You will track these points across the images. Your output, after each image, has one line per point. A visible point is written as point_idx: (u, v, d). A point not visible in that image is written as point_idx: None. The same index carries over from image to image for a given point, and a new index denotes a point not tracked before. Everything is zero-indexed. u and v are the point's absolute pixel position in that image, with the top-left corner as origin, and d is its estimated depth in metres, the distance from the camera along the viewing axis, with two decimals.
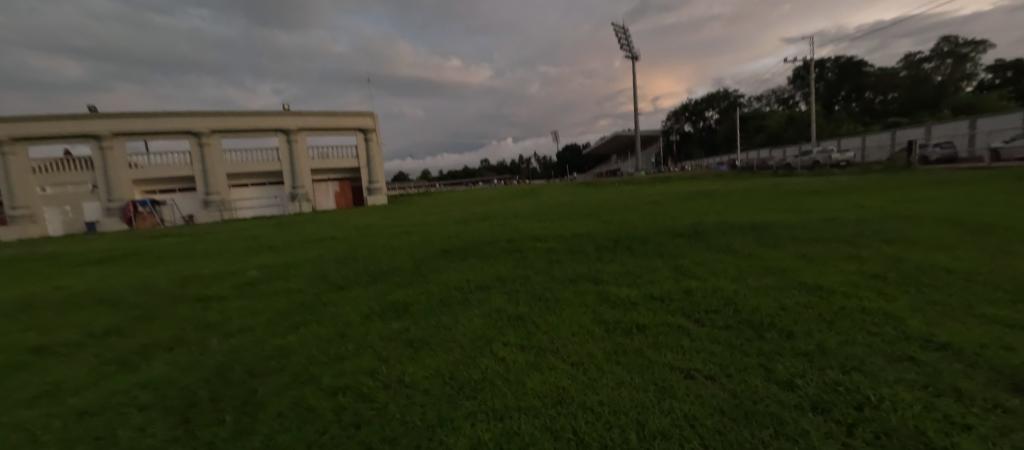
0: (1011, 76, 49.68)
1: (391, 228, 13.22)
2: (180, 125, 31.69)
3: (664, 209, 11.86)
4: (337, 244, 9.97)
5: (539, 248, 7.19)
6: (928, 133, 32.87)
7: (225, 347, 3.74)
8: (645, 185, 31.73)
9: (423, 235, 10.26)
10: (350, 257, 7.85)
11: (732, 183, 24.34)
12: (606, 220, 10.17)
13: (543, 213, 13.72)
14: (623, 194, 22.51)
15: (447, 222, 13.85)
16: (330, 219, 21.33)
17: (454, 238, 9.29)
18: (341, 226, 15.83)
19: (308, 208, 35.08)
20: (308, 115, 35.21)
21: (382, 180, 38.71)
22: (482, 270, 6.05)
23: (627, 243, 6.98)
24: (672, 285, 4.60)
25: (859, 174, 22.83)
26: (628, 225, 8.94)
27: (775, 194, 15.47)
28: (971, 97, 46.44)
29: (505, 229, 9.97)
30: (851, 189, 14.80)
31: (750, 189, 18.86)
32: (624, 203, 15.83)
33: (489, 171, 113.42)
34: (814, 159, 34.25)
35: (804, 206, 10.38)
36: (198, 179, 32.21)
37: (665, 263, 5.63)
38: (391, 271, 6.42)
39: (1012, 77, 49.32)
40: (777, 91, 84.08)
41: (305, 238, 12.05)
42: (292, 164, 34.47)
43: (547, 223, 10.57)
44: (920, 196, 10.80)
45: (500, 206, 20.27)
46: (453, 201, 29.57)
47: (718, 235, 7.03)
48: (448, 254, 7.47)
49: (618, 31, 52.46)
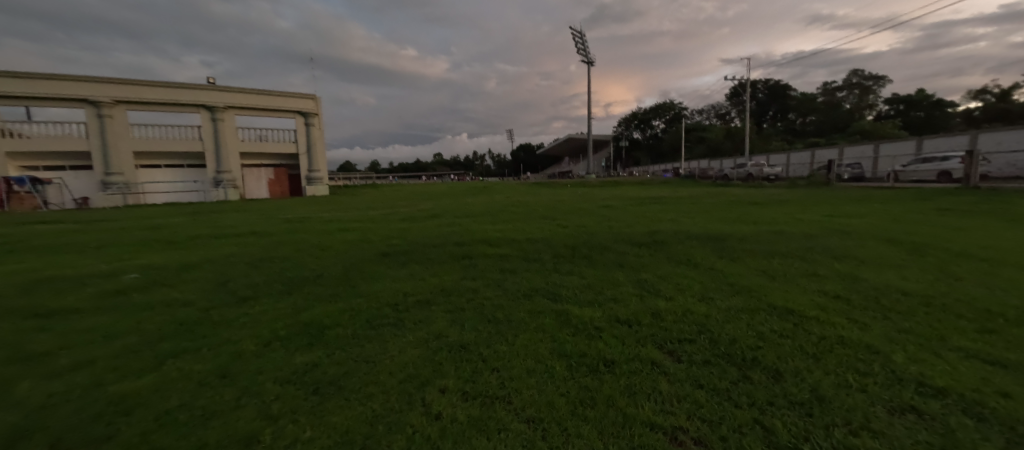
0: (904, 109, 57.22)
1: (326, 223, 11.84)
2: (74, 92, 26.96)
3: (619, 214, 11.71)
4: (256, 240, 8.57)
5: (490, 254, 6.50)
6: (841, 154, 36.64)
7: (39, 396, 2.63)
8: (597, 188, 32.25)
9: (361, 233, 9.14)
10: (266, 258, 6.62)
11: (677, 190, 25.38)
12: (562, 224, 9.70)
13: (497, 212, 13.08)
14: (576, 197, 22.53)
15: (392, 219, 12.74)
16: (258, 210, 19.05)
17: (397, 238, 8.29)
18: (268, 219, 14.06)
19: (235, 195, 31.53)
20: (239, 91, 31.57)
21: (323, 168, 35.85)
22: (425, 280, 5.24)
23: (585, 251, 6.50)
24: (639, 304, 4.12)
25: (787, 187, 24.76)
26: (585, 230, 8.53)
27: (719, 203, 16.04)
28: (873, 125, 52.79)
29: (455, 229, 9.19)
30: (785, 202, 15.78)
31: (695, 197, 19.64)
32: (579, 206, 15.64)
33: (442, 166, 110.83)
34: (748, 172, 36.88)
35: (750, 217, 10.63)
36: (96, 156, 27.64)
37: (626, 276, 5.21)
38: (315, 277, 5.40)
39: (903, 109, 57.00)
40: (716, 107, 90.53)
41: (220, 231, 10.36)
42: (218, 145, 30.72)
43: (500, 225, 9.89)
44: (847, 211, 11.60)
45: (451, 203, 19.34)
46: (400, 195, 27.93)
47: (678, 246, 6.78)
48: (387, 257, 6.53)
49: (575, 35, 53.34)
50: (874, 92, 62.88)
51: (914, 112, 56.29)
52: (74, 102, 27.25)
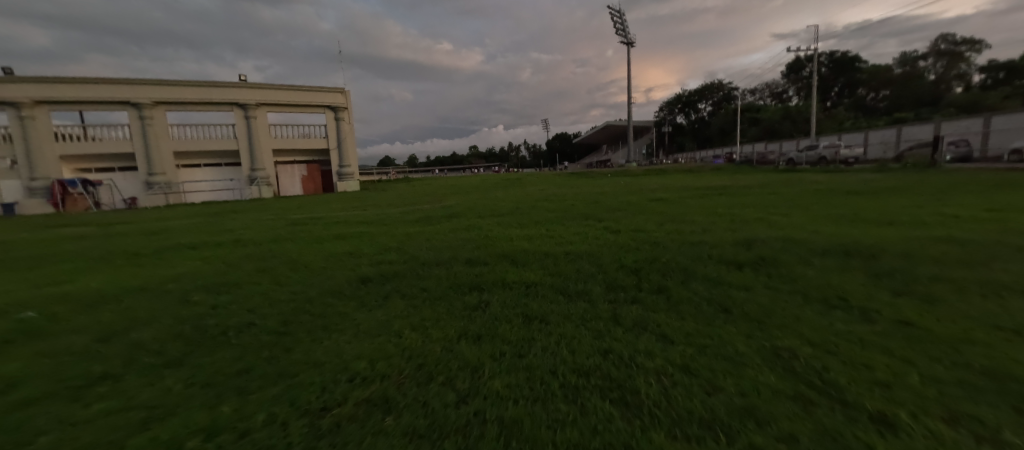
0: (1005, 76, 48.77)
1: (331, 225, 10.30)
2: (118, 95, 27.68)
3: (681, 212, 9.23)
4: (229, 253, 7.00)
5: (513, 282, 4.38)
6: (936, 131, 30.99)
7: None
8: (641, 177, 29.20)
9: (356, 242, 7.32)
10: (209, 286, 4.90)
11: (738, 178, 22.01)
12: (609, 227, 7.44)
13: (526, 210, 11.07)
14: (619, 187, 19.98)
15: (407, 219, 11.06)
16: (277, 209, 18.10)
17: (395, 251, 6.38)
18: (278, 220, 12.87)
19: (269, 193, 31.53)
20: (270, 88, 31.32)
21: (354, 164, 35.29)
22: (400, 338, 3.23)
23: (657, 278, 4.24)
24: (825, 447, 1.82)
25: (877, 172, 20.68)
26: (647, 239, 6.21)
27: (802, 194, 12.97)
28: (971, 95, 45.01)
29: (472, 237, 7.21)
30: (892, 190, 12.48)
31: (764, 186, 16.52)
32: (625, 200, 13.24)
33: (477, 158, 109.62)
34: (821, 154, 31.99)
35: (868, 214, 7.78)
36: (139, 157, 28.29)
37: (748, 340, 2.90)
38: (243, 328, 3.56)
39: (1004, 77, 48.80)
40: (771, 85, 82.53)
41: (206, 238, 9.00)
42: (251, 143, 30.67)
43: (528, 229, 7.76)
44: (1006, 202, 8.45)
45: (479, 198, 17.53)
46: (429, 190, 26.44)
47: (806, 269, 4.31)
48: (366, 286, 4.60)
49: (613, 14, 49.70)
50: (965, 59, 54.16)
51: (1018, 80, 48.06)
52: (118, 105, 27.98)
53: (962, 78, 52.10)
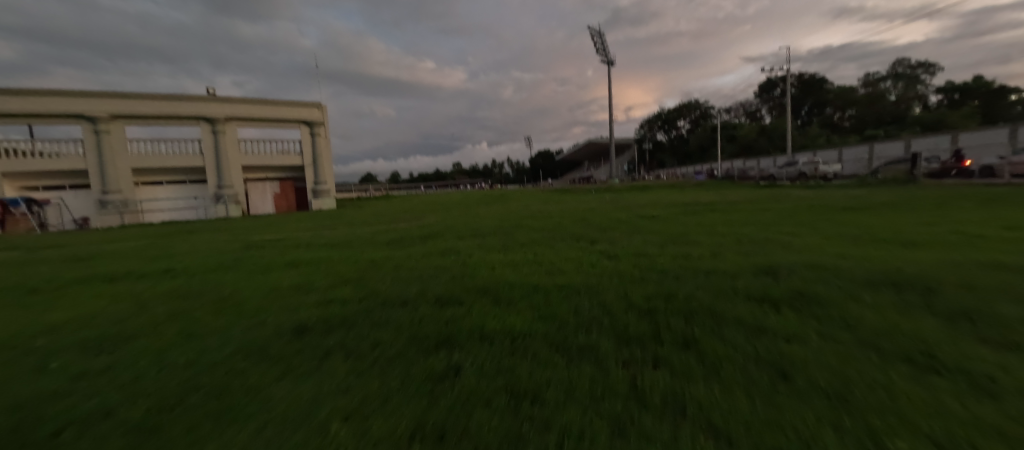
0: (960, 97, 51.54)
1: (290, 249, 9.06)
2: (70, 108, 25.74)
3: (680, 232, 8.45)
4: (148, 288, 5.73)
5: (493, 333, 3.35)
6: (907, 148, 31.87)
7: None
8: (626, 193, 28.73)
9: (309, 272, 6.16)
10: (91, 342, 3.70)
11: (724, 194, 21.71)
12: (605, 250, 6.56)
13: (510, 230, 10.12)
14: (606, 204, 19.34)
15: (378, 241, 9.95)
16: (240, 230, 16.62)
17: (353, 285, 5.26)
18: (235, 242, 11.54)
19: (238, 211, 29.68)
20: (241, 101, 29.85)
21: (331, 181, 33.82)
22: (325, 436, 2.16)
23: (680, 325, 3.29)
24: None
25: (860, 187, 20.70)
26: (653, 266, 5.31)
27: (795, 210, 12.48)
28: (933, 114, 47.19)
29: (448, 266, 6.15)
30: (885, 205, 12.13)
31: (753, 201, 16.12)
32: (615, 217, 12.50)
33: (461, 174, 109.07)
34: (800, 170, 32.38)
35: (883, 233, 7.13)
36: (93, 174, 26.30)
37: (838, 435, 1.97)
38: (94, 422, 2.41)
39: (958, 99, 51.69)
40: (745, 104, 85.44)
41: (136, 266, 7.67)
42: (218, 159, 28.96)
43: (513, 254, 6.76)
44: (1014, 219, 8.01)
45: (460, 216, 16.52)
46: (408, 208, 25.22)
47: (859, 308, 3.45)
48: (301, 339, 3.50)
49: (594, 34, 50.57)
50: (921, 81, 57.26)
51: (971, 101, 50.93)
52: (71, 118, 26.01)
53: (920, 99, 54.95)
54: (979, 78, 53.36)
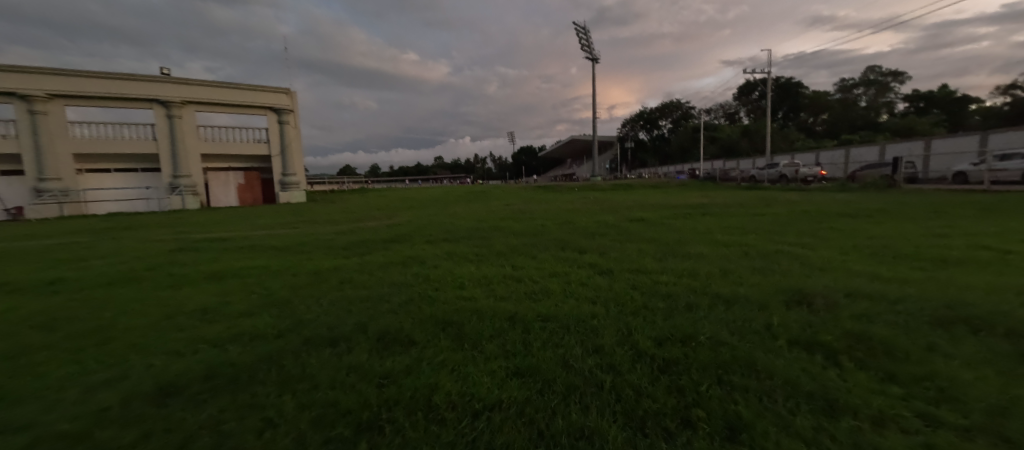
0: (926, 106, 53.21)
1: (229, 254, 7.70)
2: (1, 84, 22.95)
3: (677, 239, 7.57)
4: (9, 310, 4.37)
5: (445, 405, 2.29)
6: (881, 154, 32.38)
7: None
8: (610, 193, 28.01)
9: (232, 289, 4.92)
10: None
11: (709, 195, 21.18)
12: (596, 264, 5.60)
13: (489, 234, 9.09)
14: (590, 204, 18.48)
15: (337, 244, 8.72)
16: (187, 226, 14.89)
17: (278, 310, 4.09)
18: (175, 242, 10.11)
19: (196, 203, 27.47)
20: (200, 84, 27.52)
21: (300, 173, 31.80)
22: None
23: (714, 392, 2.30)
24: None
25: (843, 191, 20.44)
26: (657, 288, 4.37)
27: (789, 215, 11.85)
28: (904, 122, 48.49)
29: (407, 282, 5.03)
30: (880, 212, 11.61)
31: (741, 205, 15.52)
32: (602, 220, 11.65)
33: (443, 169, 107.10)
34: (782, 173, 32.44)
35: (900, 246, 6.41)
36: (28, 159, 23.68)
37: None
38: None
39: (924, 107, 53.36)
40: (725, 106, 86.51)
41: (21, 274, 6.17)
42: (174, 146, 26.65)
43: (488, 266, 5.72)
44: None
45: (436, 215, 15.35)
46: (382, 203, 23.74)
47: (949, 365, 2.54)
48: (156, 410, 2.33)
49: (579, 31, 49.70)
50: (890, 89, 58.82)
51: (937, 109, 52.59)
52: (1, 96, 23.21)
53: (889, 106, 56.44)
54: (943, 88, 55.28)
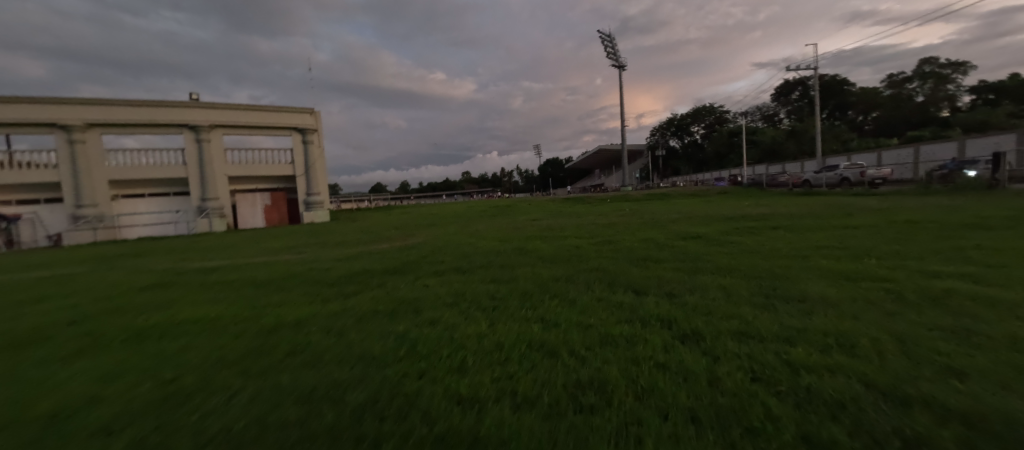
0: (996, 97, 47.21)
1: (196, 295, 6.33)
2: (43, 116, 23.81)
3: (768, 269, 5.55)
4: None
5: None
6: (960, 151, 28.15)
7: None
8: (647, 203, 25.58)
9: (129, 369, 3.33)
10: None
11: (765, 204, 18.58)
12: (668, 317, 3.72)
13: (510, 261, 7.33)
14: (628, 217, 16.43)
15: (329, 277, 7.22)
16: (199, 251, 14.14)
17: (156, 424, 2.46)
18: (163, 274, 9.04)
19: (223, 225, 27.36)
20: (227, 108, 27.85)
21: (324, 192, 31.49)
22: None
23: None
24: None
25: (931, 196, 17.16)
26: (805, 385, 2.43)
27: (889, 226, 9.36)
28: (976, 114, 42.94)
29: (381, 354, 3.31)
30: (1014, 220, 8.93)
31: (813, 214, 12.99)
32: (648, 237, 9.69)
33: (470, 183, 107.26)
34: (843, 175, 28.76)
35: None
36: (67, 187, 24.36)
37: None
38: None
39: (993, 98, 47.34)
40: (762, 108, 81.57)
41: None
42: (202, 169, 26.85)
43: (507, 321, 3.95)
44: None
45: (456, 234, 13.89)
46: (402, 221, 22.62)
47: None
48: None
49: (604, 38, 47.96)
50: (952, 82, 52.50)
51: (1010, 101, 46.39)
52: (44, 127, 24.07)
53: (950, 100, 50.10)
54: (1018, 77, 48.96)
